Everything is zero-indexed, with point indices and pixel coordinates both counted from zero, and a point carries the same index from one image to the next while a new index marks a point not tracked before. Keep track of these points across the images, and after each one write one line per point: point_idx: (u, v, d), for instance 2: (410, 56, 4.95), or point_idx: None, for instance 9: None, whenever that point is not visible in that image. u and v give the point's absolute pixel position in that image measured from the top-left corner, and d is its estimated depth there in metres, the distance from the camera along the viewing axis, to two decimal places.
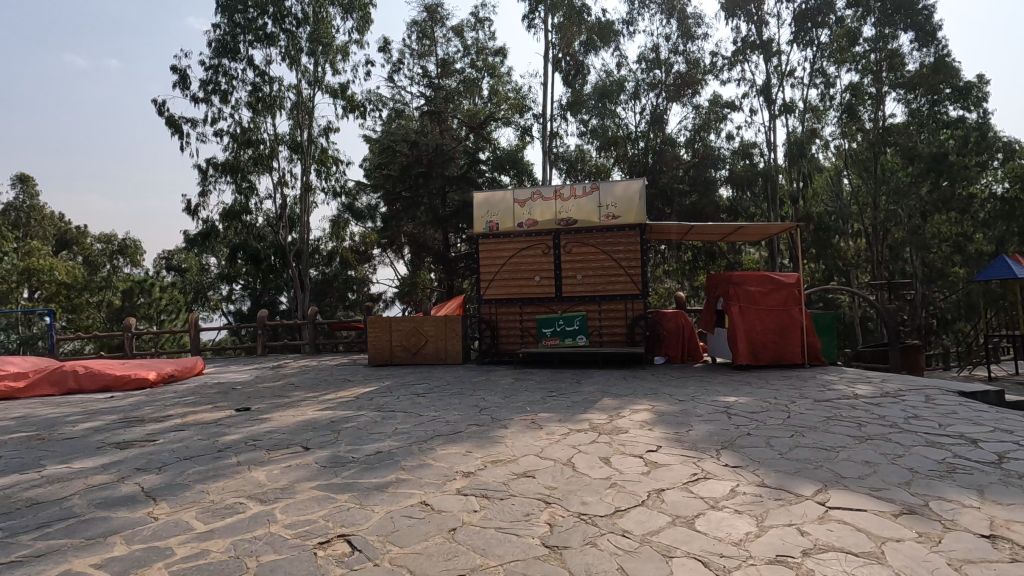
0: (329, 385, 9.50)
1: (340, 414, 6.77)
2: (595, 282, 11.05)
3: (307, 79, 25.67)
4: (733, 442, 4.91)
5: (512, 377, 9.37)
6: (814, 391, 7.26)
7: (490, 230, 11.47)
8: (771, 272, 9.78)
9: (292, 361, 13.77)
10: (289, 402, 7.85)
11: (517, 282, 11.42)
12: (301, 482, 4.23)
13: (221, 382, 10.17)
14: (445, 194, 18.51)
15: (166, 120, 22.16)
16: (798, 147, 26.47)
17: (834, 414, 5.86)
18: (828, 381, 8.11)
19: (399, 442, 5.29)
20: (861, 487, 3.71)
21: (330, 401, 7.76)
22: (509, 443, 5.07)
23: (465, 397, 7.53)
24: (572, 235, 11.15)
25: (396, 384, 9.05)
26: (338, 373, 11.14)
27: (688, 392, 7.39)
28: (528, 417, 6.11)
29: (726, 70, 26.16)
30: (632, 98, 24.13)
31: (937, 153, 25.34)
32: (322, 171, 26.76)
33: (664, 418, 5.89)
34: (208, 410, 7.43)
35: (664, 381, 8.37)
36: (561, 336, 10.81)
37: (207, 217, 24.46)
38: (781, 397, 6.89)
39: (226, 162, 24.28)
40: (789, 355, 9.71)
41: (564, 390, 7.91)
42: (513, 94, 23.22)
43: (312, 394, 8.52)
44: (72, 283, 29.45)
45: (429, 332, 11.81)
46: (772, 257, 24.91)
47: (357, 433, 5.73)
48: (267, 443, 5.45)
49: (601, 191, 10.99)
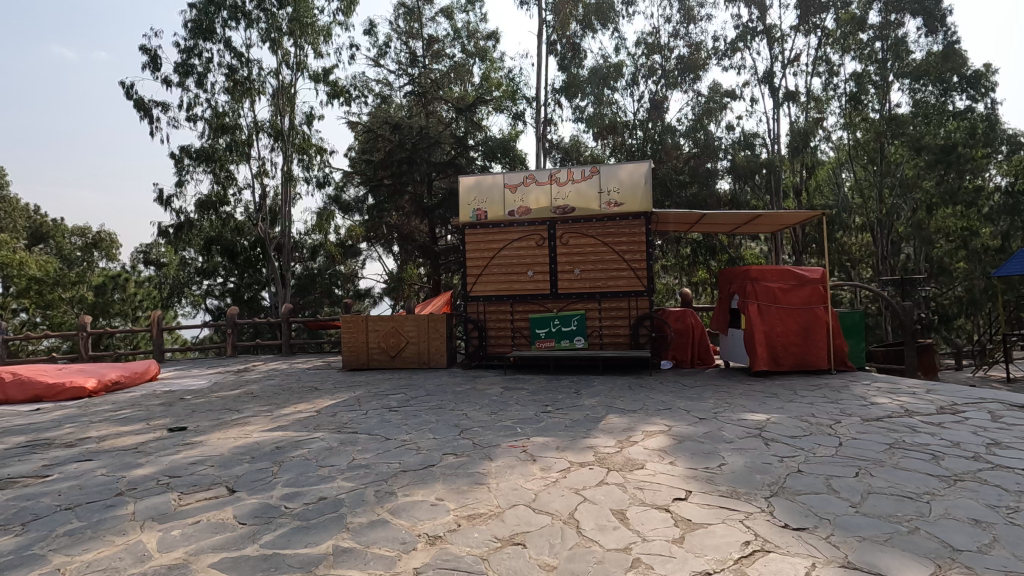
0: (292, 394, 8.30)
1: (289, 437, 5.57)
2: (596, 277, 9.90)
3: (288, 63, 24.34)
4: (783, 485, 3.77)
5: (502, 386, 8.19)
6: (856, 407, 6.15)
7: (478, 219, 10.30)
8: (793, 267, 8.69)
9: (260, 364, 12.52)
10: (238, 418, 6.66)
11: (509, 277, 10.27)
12: (204, 555, 3.05)
13: (172, 392, 8.93)
14: (431, 180, 17.20)
15: (135, 103, 20.84)
16: (802, 136, 25.36)
17: (897, 441, 4.74)
18: (865, 393, 7.01)
19: (350, 483, 4.11)
20: (990, 571, 2.61)
21: (285, 417, 6.57)
22: (494, 485, 3.92)
23: (445, 413, 6.39)
24: (570, 225, 10.00)
25: (368, 395, 7.86)
26: (305, 378, 9.90)
27: (708, 407, 6.25)
28: (518, 444, 4.94)
29: (728, 56, 25.10)
30: (630, 85, 23.00)
31: (947, 143, 24.26)
32: (303, 160, 25.37)
33: (686, 445, 4.75)
34: (134, 430, 6.19)
35: (677, 392, 7.21)
36: (556, 337, 9.81)
37: (181, 208, 23.05)
38: (820, 415, 5.76)
39: (202, 150, 22.91)
40: (813, 360, 8.64)
41: (561, 403, 6.75)
42: (506, 81, 22.02)
43: (268, 407, 7.30)
44: (43, 278, 27.71)
45: (409, 332, 10.62)
46: (775, 251, 23.83)
47: (304, 466, 4.57)
48: (185, 483, 4.26)
49: (603, 175, 9.79)
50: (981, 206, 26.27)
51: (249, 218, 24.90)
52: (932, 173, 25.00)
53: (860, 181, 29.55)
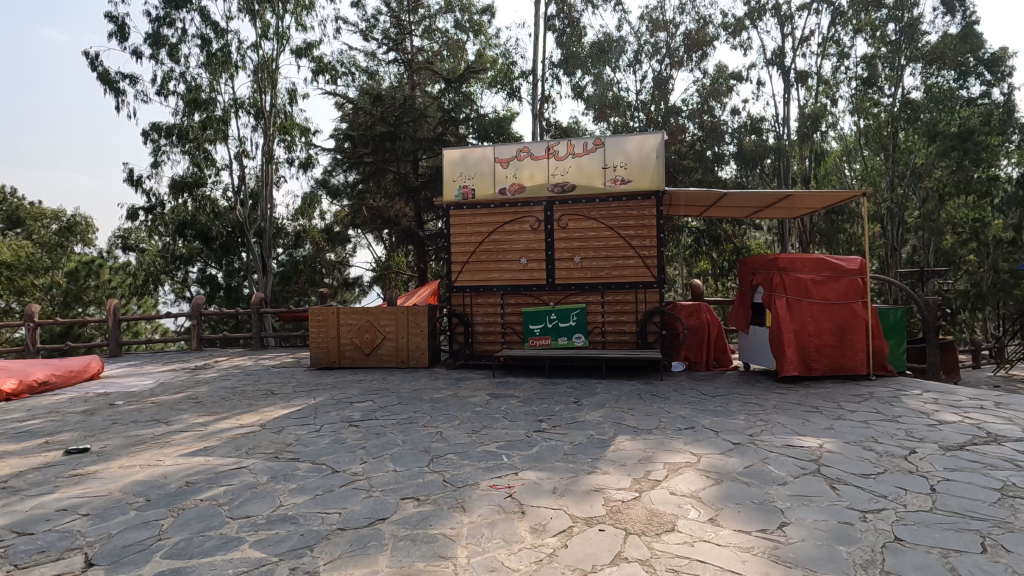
0: (242, 400, 7.05)
1: (210, 466, 4.35)
2: (598, 266, 8.68)
3: (268, 36, 22.78)
4: (884, 567, 2.57)
5: (488, 392, 6.97)
6: (924, 428, 4.95)
7: (464, 198, 9.06)
8: (828, 256, 7.51)
9: (223, 360, 11.20)
10: (163, 434, 5.42)
11: (499, 265, 9.03)
12: None
13: (106, 395, 7.69)
14: (417, 158, 15.83)
15: (99, 75, 19.33)
16: (812, 119, 23.98)
17: (1007, 486, 3.54)
18: (923, 407, 5.82)
19: (258, 553, 2.89)
20: None
21: (218, 434, 5.34)
22: (463, 564, 2.69)
23: (415, 432, 5.17)
24: (568, 205, 8.77)
25: (328, 404, 6.62)
26: (265, 378, 8.66)
27: (738, 426, 5.07)
28: (502, 483, 3.74)
29: (736, 34, 23.62)
30: (632, 63, 21.63)
31: (965, 129, 22.80)
32: (285, 141, 23.83)
33: (728, 491, 3.54)
34: (24, 452, 4.94)
35: (698, 404, 6.00)
36: (553, 334, 8.62)
37: (153, 189, 21.56)
38: (885, 441, 4.56)
39: (176, 127, 21.42)
40: (849, 364, 7.46)
41: (557, 418, 5.54)
42: (501, 57, 20.45)
43: (206, 418, 6.08)
44: (14, 263, 26.12)
45: (386, 328, 9.38)
46: (783, 240, 22.53)
47: (207, 518, 3.33)
48: (30, 549, 3.02)
49: (608, 148, 8.51)
50: (995, 195, 25.07)
51: (228, 203, 23.66)
52: (946, 161, 23.68)
53: (869, 168, 28.26)
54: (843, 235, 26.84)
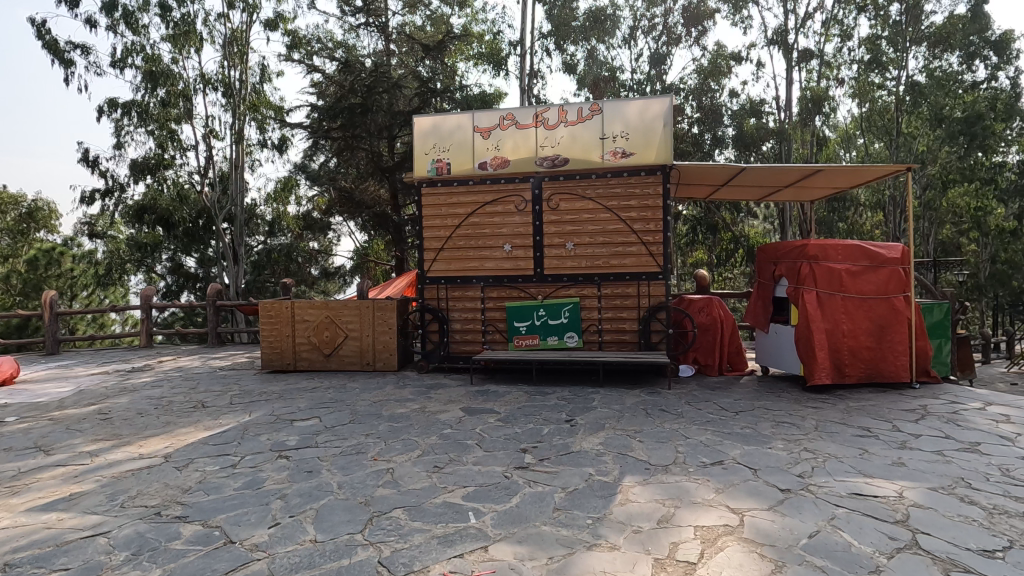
0: (161, 415, 5.80)
1: (59, 530, 3.10)
2: (595, 254, 7.46)
3: (237, 7, 21.09)
4: None
5: (461, 406, 5.75)
6: (1019, 464, 3.80)
7: (437, 173, 7.80)
8: (865, 243, 6.36)
9: (167, 360, 9.83)
10: (29, 471, 4.13)
11: (480, 252, 7.80)
12: None
13: (3, 409, 6.35)
14: (393, 134, 14.55)
15: (46, 44, 17.65)
16: (814, 102, 22.82)
17: None
18: (997, 429, 4.68)
19: None
20: None
21: (102, 470, 4.08)
22: None
23: (357, 470, 3.93)
24: (560, 183, 7.53)
25: (264, 422, 5.36)
26: (205, 385, 7.39)
27: (782, 461, 3.89)
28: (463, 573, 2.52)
29: (736, 10, 22.29)
30: (629, 38, 20.20)
31: (971, 113, 21.75)
32: (256, 120, 22.19)
33: None
34: None
35: (719, 426, 4.81)
36: (541, 333, 7.46)
37: (111, 170, 19.93)
38: (985, 486, 3.39)
39: (135, 104, 19.68)
40: (889, 370, 6.32)
41: (546, 446, 4.34)
42: (486, 30, 18.97)
43: (102, 444, 4.80)
44: None
45: (349, 325, 8.11)
46: (783, 227, 21.43)
47: None
48: None
49: (606, 114, 7.25)
50: (999, 182, 24.09)
51: (196, 184, 22.11)
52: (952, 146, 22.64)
53: (868, 154, 27.18)
54: (842, 224, 25.85)
